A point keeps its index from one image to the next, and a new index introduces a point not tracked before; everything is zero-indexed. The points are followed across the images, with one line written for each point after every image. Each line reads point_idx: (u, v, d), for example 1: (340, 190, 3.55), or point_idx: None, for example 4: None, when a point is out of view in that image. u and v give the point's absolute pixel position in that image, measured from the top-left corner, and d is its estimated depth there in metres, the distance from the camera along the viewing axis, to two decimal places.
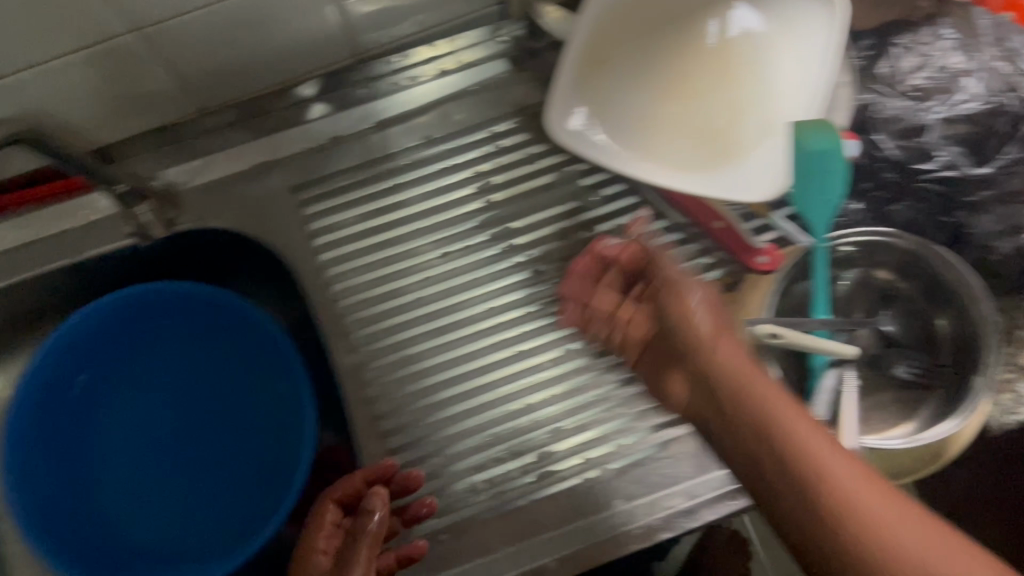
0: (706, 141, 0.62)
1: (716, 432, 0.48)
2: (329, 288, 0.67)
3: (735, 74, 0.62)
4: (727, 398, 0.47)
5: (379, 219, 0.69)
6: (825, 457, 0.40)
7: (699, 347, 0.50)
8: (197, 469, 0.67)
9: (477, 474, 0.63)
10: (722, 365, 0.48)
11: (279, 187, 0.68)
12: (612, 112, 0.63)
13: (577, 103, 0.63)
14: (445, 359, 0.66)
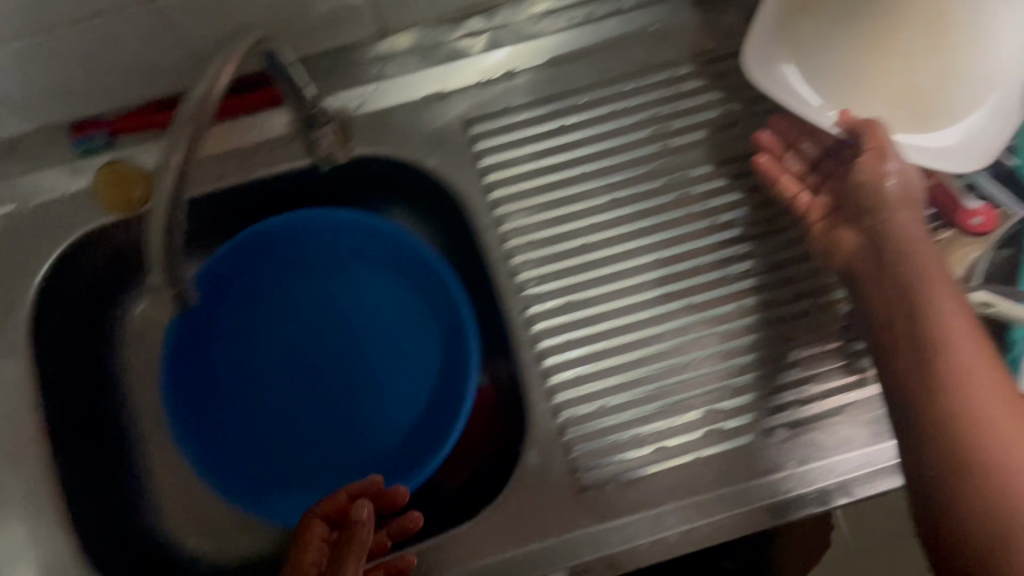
0: (909, 99, 0.60)
1: (896, 346, 0.51)
2: (499, 227, 0.65)
3: (946, 31, 0.59)
4: (931, 325, 0.50)
5: (554, 156, 0.66)
6: (983, 427, 0.45)
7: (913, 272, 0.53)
8: (346, 386, 0.68)
9: (648, 424, 0.61)
10: (923, 288, 0.52)
11: (451, 118, 0.66)
12: (811, 64, 0.62)
13: (778, 48, 0.63)
14: (616, 307, 0.64)
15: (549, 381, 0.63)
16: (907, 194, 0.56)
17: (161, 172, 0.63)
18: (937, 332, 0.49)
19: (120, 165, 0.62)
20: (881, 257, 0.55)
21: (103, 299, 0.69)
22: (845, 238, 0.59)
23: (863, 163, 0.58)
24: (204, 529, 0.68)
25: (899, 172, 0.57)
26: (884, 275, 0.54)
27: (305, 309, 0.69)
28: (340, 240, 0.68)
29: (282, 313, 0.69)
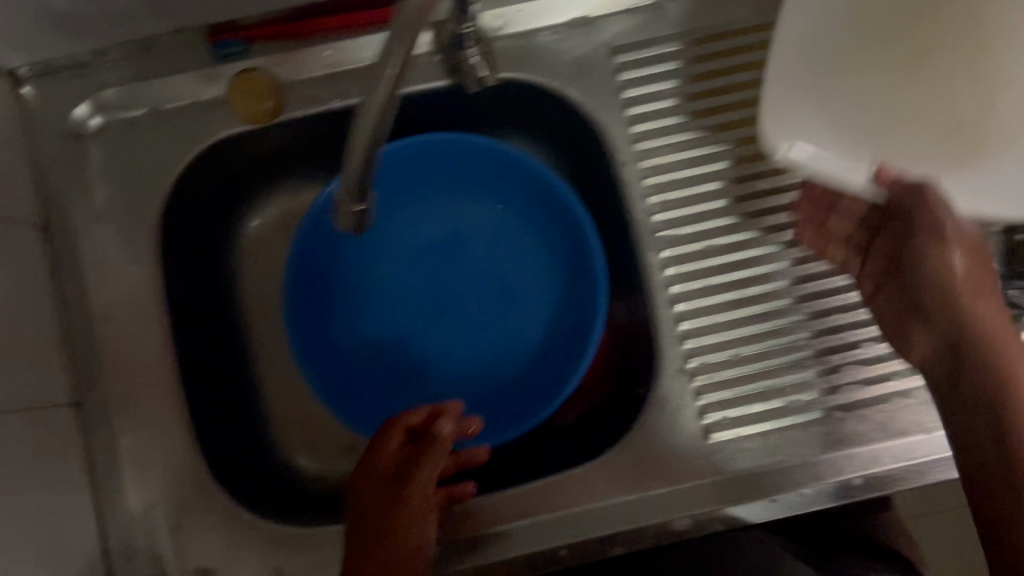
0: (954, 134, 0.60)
1: (977, 437, 0.47)
2: (640, 164, 0.62)
3: (983, 58, 0.59)
4: (989, 388, 0.47)
5: (700, 92, 0.63)
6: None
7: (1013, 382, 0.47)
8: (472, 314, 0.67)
9: (781, 376, 0.59)
10: (1019, 400, 0.46)
11: (595, 46, 0.63)
12: (825, 126, 0.61)
13: (803, 123, 0.60)
14: (755, 254, 0.62)
15: (682, 326, 0.60)
16: (978, 282, 0.51)
17: (293, 80, 0.61)
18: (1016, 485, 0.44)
19: (254, 72, 0.60)
20: (963, 362, 0.49)
21: (225, 210, 0.68)
22: (929, 292, 0.53)
23: (930, 252, 0.52)
24: (309, 446, 0.68)
25: (967, 258, 0.51)
26: (968, 383, 0.49)
27: (441, 229, 0.68)
28: (466, 162, 0.66)
29: (415, 228, 0.67)
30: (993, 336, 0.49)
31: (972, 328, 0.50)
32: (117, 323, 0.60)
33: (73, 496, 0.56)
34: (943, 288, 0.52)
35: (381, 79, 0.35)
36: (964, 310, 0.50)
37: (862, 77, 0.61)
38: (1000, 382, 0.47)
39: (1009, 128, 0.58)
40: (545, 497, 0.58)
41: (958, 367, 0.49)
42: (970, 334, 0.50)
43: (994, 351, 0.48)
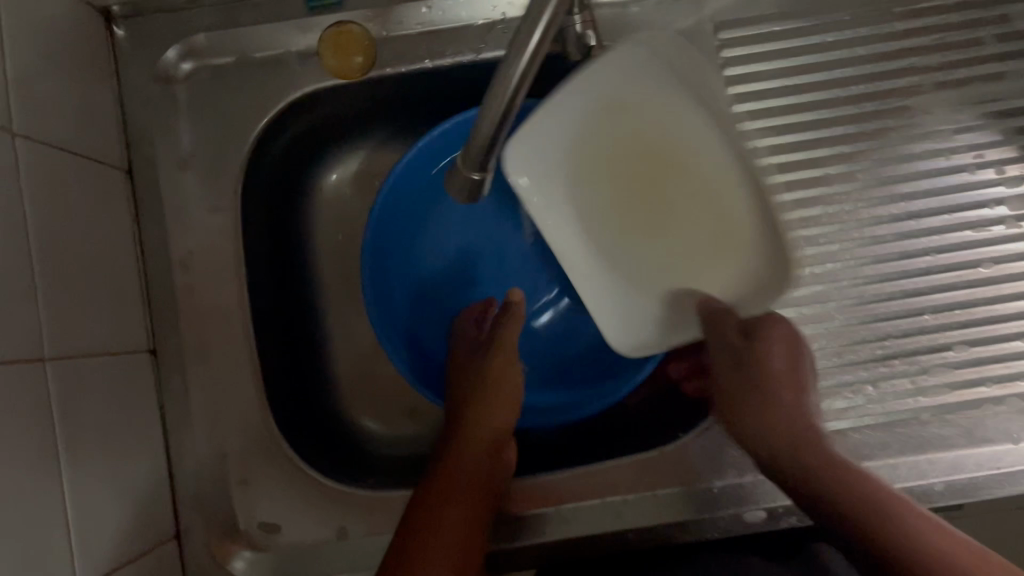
0: (726, 241, 0.61)
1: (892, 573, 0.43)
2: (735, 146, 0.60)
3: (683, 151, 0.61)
4: (873, 525, 0.44)
5: (805, 76, 0.61)
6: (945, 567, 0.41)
7: (851, 493, 0.46)
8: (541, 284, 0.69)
9: (861, 371, 0.59)
10: (861, 487, 0.46)
11: (700, 20, 0.60)
12: (644, 325, 0.62)
13: (627, 337, 0.61)
14: (847, 247, 0.60)
15: None
16: (790, 375, 0.52)
17: (384, 37, 0.60)
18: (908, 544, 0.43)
19: (349, 25, 0.59)
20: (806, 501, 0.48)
21: (305, 163, 0.67)
22: (754, 433, 0.52)
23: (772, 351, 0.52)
24: (374, 406, 0.68)
25: (784, 351, 0.52)
26: (814, 477, 0.47)
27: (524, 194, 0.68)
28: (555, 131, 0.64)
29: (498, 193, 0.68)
30: (873, 489, 0.45)
31: (823, 484, 0.47)
32: (197, 274, 0.59)
33: (148, 445, 0.56)
34: (761, 431, 0.51)
35: (526, 44, 0.33)
36: (812, 475, 0.47)
37: (586, 185, 0.62)
38: (871, 513, 0.44)
39: (738, 221, 0.60)
40: (620, 478, 0.57)
41: (791, 472, 0.49)
42: (830, 475, 0.47)
43: (820, 507, 0.47)
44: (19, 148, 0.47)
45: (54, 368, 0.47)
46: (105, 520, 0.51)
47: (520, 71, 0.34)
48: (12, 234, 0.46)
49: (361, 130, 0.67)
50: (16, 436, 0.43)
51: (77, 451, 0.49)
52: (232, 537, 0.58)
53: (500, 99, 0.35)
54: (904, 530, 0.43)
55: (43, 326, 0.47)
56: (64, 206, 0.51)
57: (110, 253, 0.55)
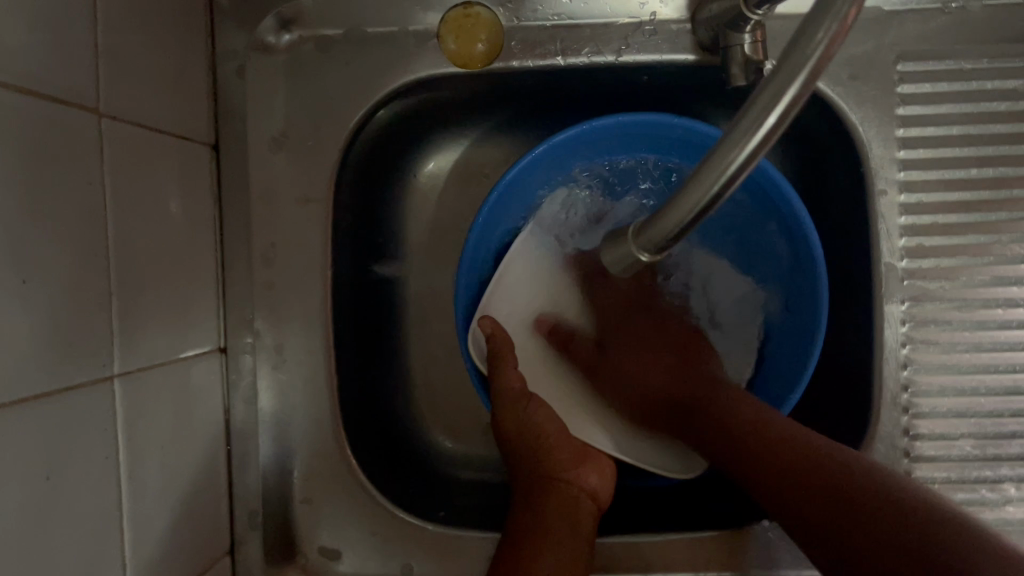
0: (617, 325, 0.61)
1: (879, 529, 0.39)
2: (899, 195, 0.53)
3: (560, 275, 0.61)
4: (863, 512, 0.40)
5: (994, 125, 0.53)
6: (912, 500, 0.40)
7: (830, 459, 0.44)
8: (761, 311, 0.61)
9: (1006, 469, 0.52)
10: (826, 456, 0.44)
11: (878, 48, 0.52)
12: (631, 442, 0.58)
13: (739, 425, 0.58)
14: (1011, 325, 0.53)
15: (907, 395, 0.53)
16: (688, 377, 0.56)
17: (514, 25, 0.53)
18: (853, 491, 0.41)
19: (476, 7, 0.53)
20: (759, 472, 0.46)
21: (405, 151, 0.60)
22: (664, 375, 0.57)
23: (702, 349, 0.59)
24: (448, 422, 0.62)
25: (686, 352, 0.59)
26: (823, 457, 0.44)
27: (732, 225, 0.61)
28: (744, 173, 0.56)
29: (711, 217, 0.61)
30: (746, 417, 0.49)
31: (797, 471, 0.44)
32: (278, 270, 0.53)
33: (211, 454, 0.51)
34: (635, 397, 0.58)
35: (754, 129, 0.28)
36: (777, 446, 0.46)
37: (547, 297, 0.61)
38: (818, 495, 0.43)
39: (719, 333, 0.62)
40: (718, 553, 0.52)
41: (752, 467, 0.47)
42: (801, 453, 0.45)
43: (816, 464, 0.44)
44: (104, 130, 0.41)
45: (123, 384, 0.42)
46: (164, 544, 0.46)
47: (736, 164, 0.29)
48: (93, 233, 0.40)
49: (465, 118, 0.60)
50: (84, 466, 0.38)
51: (139, 475, 0.43)
52: (290, 559, 0.54)
53: (697, 189, 0.30)
54: (860, 464, 0.43)
55: (115, 338, 0.41)
56: (147, 193, 0.45)
57: (189, 242, 0.49)
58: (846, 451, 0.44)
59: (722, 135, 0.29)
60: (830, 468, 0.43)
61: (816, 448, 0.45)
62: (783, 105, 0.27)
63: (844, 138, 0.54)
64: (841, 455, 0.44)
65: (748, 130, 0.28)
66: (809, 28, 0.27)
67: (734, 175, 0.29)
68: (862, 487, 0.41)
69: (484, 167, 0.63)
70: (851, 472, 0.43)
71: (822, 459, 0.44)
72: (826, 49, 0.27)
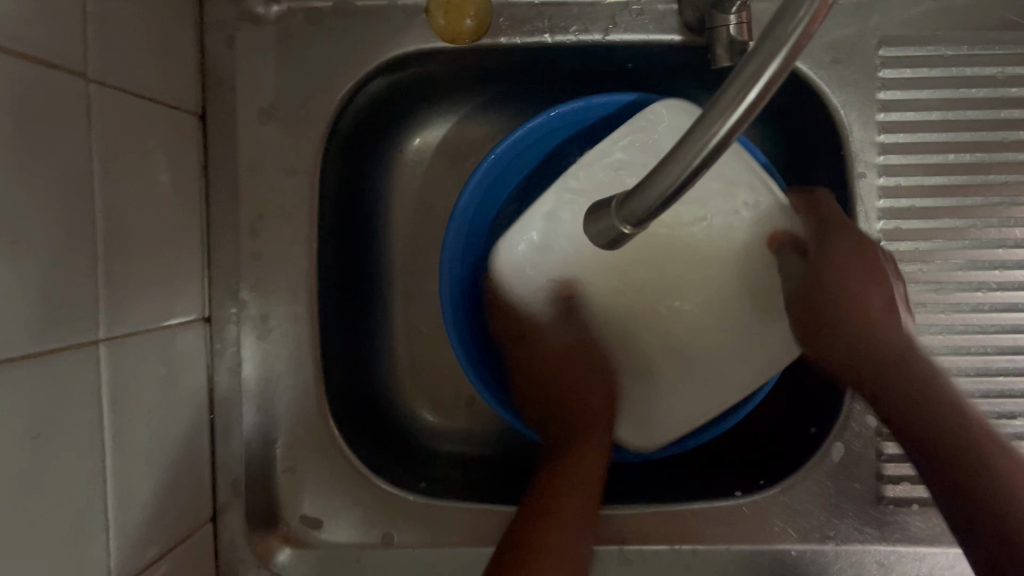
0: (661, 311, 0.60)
1: (1000, 516, 0.44)
2: (878, 179, 0.54)
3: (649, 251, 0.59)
4: (999, 504, 0.44)
5: (972, 111, 0.54)
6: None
7: (992, 442, 0.47)
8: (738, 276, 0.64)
9: None
10: (991, 447, 0.46)
11: (863, 34, 0.53)
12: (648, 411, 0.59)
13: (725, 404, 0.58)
14: (985, 309, 0.54)
15: None
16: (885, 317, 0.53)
17: (503, 2, 0.53)
18: (1017, 494, 0.44)
19: None
20: (914, 412, 0.49)
21: (392, 124, 0.60)
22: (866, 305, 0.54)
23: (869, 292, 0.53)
24: (432, 396, 0.63)
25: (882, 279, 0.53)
26: (977, 427, 0.48)
27: None
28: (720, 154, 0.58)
29: None
30: (944, 393, 0.50)
31: (953, 434, 0.48)
32: (264, 241, 0.54)
33: (196, 423, 0.52)
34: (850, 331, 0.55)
35: (736, 103, 0.29)
36: (947, 407, 0.49)
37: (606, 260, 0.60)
38: (979, 467, 0.46)
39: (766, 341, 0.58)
40: (693, 526, 0.53)
41: (918, 419, 0.49)
42: (961, 421, 0.48)
43: (981, 448, 0.46)
44: (93, 96, 0.41)
45: (109, 350, 0.42)
46: (149, 509, 0.46)
47: (718, 138, 0.29)
48: (80, 198, 0.40)
49: (452, 94, 0.61)
50: (69, 426, 0.39)
51: (125, 438, 0.44)
52: (272, 527, 0.54)
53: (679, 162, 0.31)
54: (1009, 457, 0.46)
55: (103, 304, 0.41)
56: (136, 161, 0.45)
57: (175, 210, 0.49)
58: (1011, 446, 0.47)
59: (703, 112, 0.30)
60: (999, 459, 0.46)
61: (982, 427, 0.48)
62: (764, 81, 0.28)
63: (826, 121, 0.55)
64: (1009, 449, 0.46)
65: (729, 105, 0.29)
66: (790, 6, 0.28)
67: (714, 149, 0.30)
68: (1011, 483, 0.45)
69: (470, 144, 0.64)
70: (1007, 462, 0.46)
71: (965, 423, 0.48)
72: (806, 28, 0.28)
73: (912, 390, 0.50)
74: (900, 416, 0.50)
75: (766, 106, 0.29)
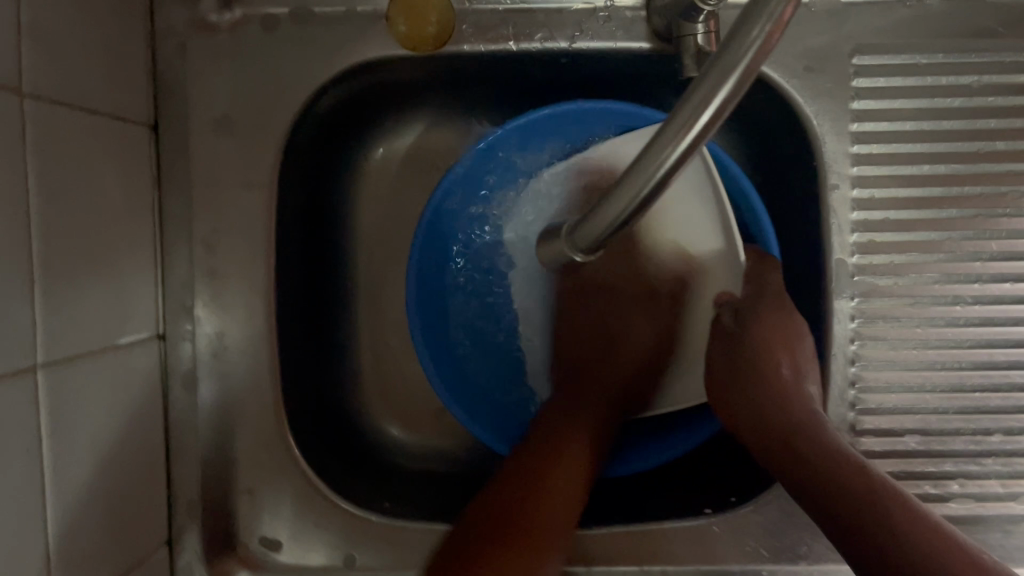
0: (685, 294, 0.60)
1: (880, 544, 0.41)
2: (851, 190, 0.52)
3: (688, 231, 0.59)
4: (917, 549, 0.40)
5: (948, 121, 0.52)
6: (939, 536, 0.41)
7: (909, 517, 0.42)
8: None
9: (949, 466, 0.52)
10: (853, 475, 0.44)
11: (836, 42, 0.52)
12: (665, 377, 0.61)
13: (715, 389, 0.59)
14: (960, 324, 0.53)
15: (854, 391, 0.53)
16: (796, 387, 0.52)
17: (465, 8, 0.52)
18: (902, 528, 0.41)
19: None
20: (868, 508, 0.43)
21: (356, 133, 0.59)
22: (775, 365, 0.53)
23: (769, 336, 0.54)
24: (397, 410, 0.61)
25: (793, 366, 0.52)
26: (888, 497, 0.43)
27: None
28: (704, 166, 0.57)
29: None
30: (839, 450, 0.46)
31: (859, 512, 0.43)
32: (219, 255, 0.52)
33: (148, 443, 0.50)
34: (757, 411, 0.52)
35: (687, 127, 0.27)
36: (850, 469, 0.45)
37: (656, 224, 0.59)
38: (874, 522, 0.42)
39: None
40: (663, 547, 0.52)
41: (844, 489, 0.44)
42: (846, 475, 0.44)
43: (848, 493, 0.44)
44: (28, 111, 0.39)
45: (49, 375, 0.40)
46: (94, 535, 0.45)
47: (670, 163, 0.28)
48: (14, 219, 0.38)
49: (417, 101, 0.59)
50: (3, 458, 0.37)
51: (64, 468, 0.42)
52: (230, 550, 0.53)
53: (629, 188, 0.29)
54: (919, 526, 0.41)
55: (39, 327, 0.40)
56: (79, 176, 0.43)
57: (123, 225, 0.47)
58: (922, 519, 0.42)
59: (652, 137, 0.28)
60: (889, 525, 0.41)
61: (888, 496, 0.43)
62: (715, 106, 0.27)
63: (799, 131, 0.53)
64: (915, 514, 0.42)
65: (678, 133, 0.27)
66: (743, 26, 0.26)
67: (666, 174, 0.28)
68: (896, 519, 0.42)
69: (438, 152, 0.62)
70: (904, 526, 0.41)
71: (853, 484, 0.44)
72: (760, 48, 0.26)
73: (837, 472, 0.45)
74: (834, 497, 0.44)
75: (717, 130, 0.28)
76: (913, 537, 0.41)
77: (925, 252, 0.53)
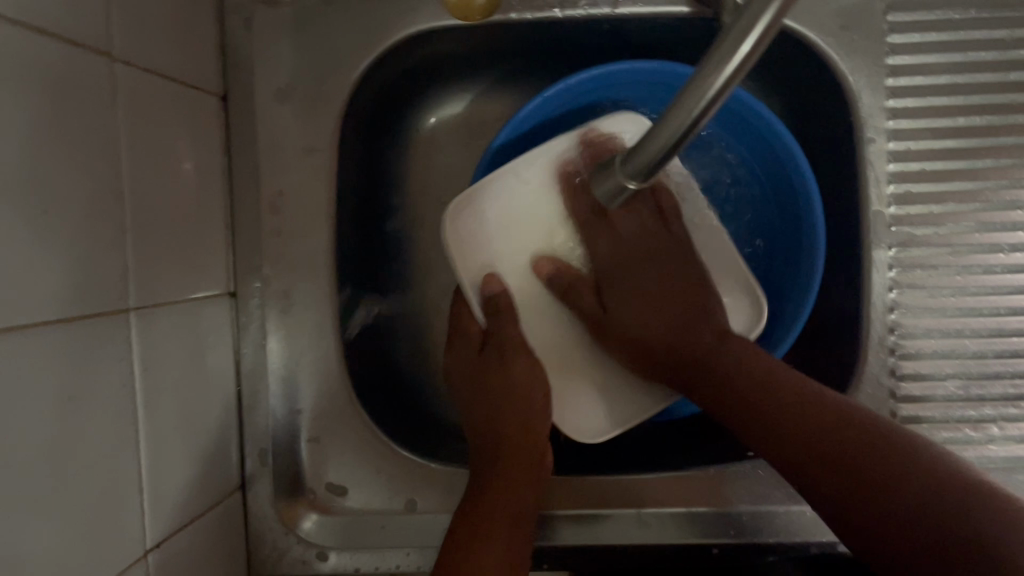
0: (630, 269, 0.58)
1: (880, 493, 0.42)
2: (887, 143, 0.54)
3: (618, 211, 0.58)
4: (910, 494, 0.41)
5: (982, 74, 0.54)
6: (923, 460, 0.43)
7: (902, 454, 0.43)
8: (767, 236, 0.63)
9: (989, 409, 0.54)
10: (829, 429, 0.46)
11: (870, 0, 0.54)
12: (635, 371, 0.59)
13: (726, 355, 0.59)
14: (998, 271, 0.54)
15: (894, 337, 0.54)
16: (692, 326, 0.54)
17: None
18: (898, 461, 0.43)
19: None
20: (850, 458, 0.44)
21: (408, 103, 0.62)
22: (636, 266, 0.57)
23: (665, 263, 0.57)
24: None
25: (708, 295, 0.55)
26: (877, 450, 0.44)
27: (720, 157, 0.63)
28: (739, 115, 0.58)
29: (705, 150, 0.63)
30: (793, 393, 0.48)
31: (846, 464, 0.44)
32: (285, 217, 0.55)
33: (223, 392, 0.53)
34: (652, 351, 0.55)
35: (730, 56, 0.29)
36: (827, 423, 0.46)
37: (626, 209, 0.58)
38: (862, 461, 0.44)
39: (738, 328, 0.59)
40: (707, 491, 0.54)
41: (819, 442, 0.46)
42: (824, 431, 0.46)
43: (831, 447, 0.45)
44: (117, 75, 0.42)
45: (137, 319, 0.44)
46: (176, 474, 0.48)
47: (715, 90, 0.30)
48: (107, 174, 0.41)
49: (466, 71, 0.62)
50: (103, 392, 0.41)
51: (154, 407, 0.45)
52: (299, 494, 0.56)
53: (676, 116, 0.32)
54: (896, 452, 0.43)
55: (130, 273, 0.43)
56: (160, 140, 0.46)
57: (197, 188, 0.51)
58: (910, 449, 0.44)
59: (698, 67, 0.31)
60: (893, 468, 0.43)
61: (865, 433, 0.45)
62: (758, 31, 0.29)
63: (835, 87, 0.55)
64: (901, 442, 0.44)
65: (723, 59, 0.30)
66: None
67: (711, 100, 0.31)
68: (890, 460, 0.43)
69: (485, 121, 0.65)
70: (884, 460, 0.43)
71: (838, 429, 0.45)
72: None
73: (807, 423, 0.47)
74: (809, 450, 0.46)
75: (759, 58, 0.30)
76: (932, 485, 0.41)
77: (960, 202, 0.54)
